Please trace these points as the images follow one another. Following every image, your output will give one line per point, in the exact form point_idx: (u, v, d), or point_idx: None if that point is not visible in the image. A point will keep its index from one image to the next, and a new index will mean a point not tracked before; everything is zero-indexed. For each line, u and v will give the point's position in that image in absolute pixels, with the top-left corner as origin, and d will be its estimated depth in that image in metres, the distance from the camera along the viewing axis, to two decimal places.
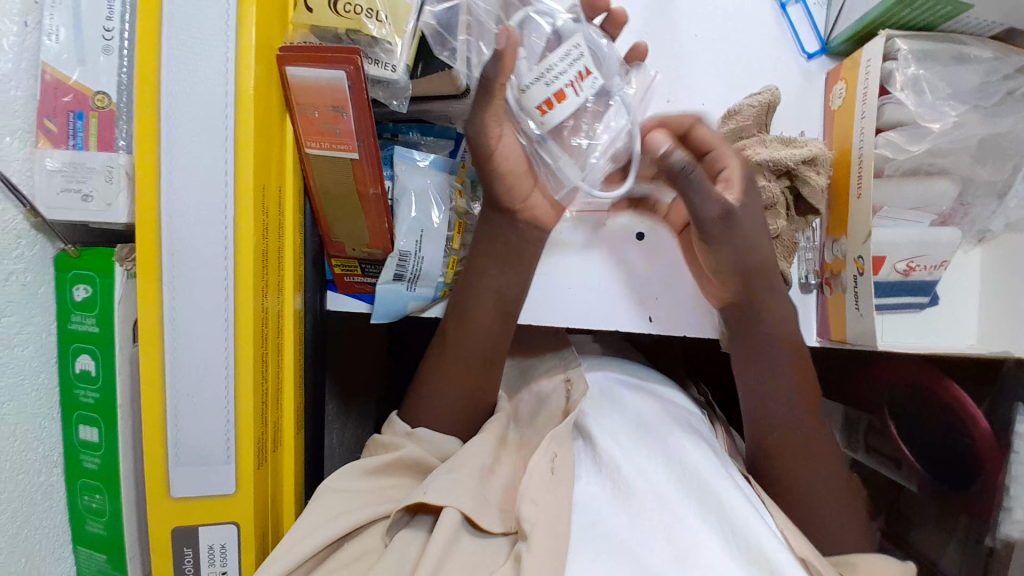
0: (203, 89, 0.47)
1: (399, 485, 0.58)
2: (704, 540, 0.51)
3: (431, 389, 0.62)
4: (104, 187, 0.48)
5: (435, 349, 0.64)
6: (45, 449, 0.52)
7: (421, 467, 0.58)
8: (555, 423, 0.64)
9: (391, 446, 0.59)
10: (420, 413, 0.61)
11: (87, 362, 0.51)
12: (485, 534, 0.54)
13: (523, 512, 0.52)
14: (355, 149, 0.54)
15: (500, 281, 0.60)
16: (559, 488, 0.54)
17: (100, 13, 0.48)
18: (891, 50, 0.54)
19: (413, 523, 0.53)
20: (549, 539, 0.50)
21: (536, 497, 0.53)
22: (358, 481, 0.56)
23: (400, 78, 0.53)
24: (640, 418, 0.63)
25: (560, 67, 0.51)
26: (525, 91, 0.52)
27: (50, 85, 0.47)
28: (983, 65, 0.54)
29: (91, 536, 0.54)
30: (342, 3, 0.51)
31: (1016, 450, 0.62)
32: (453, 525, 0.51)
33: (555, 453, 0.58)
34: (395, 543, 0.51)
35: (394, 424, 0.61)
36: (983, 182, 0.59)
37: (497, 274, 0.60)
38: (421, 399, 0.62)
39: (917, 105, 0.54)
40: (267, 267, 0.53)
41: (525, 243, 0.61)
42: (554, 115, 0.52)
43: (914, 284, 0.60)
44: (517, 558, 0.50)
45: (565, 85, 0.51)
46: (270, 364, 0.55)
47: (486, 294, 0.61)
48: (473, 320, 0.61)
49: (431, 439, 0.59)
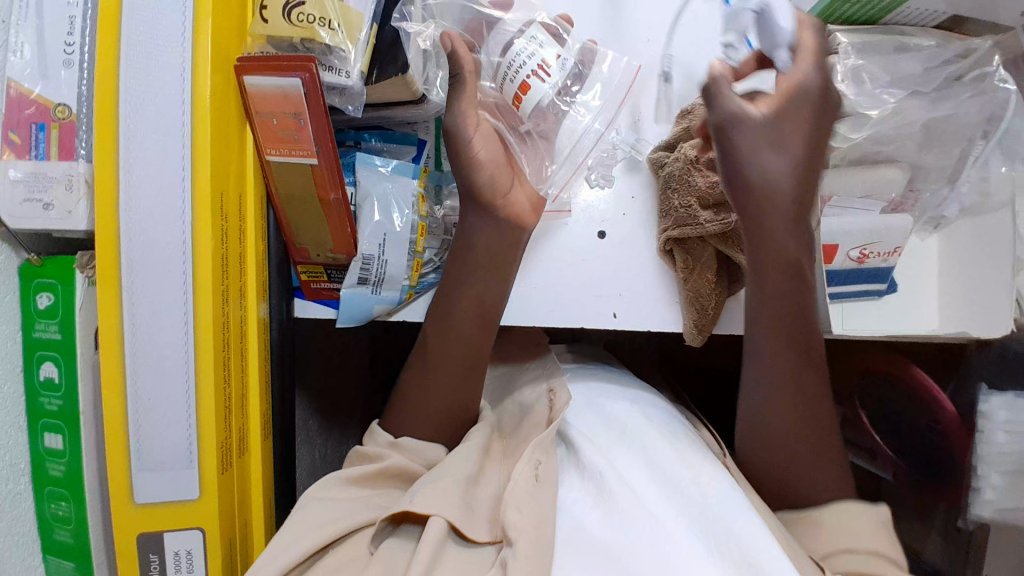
0: (160, 99, 0.49)
1: (382, 495, 0.58)
2: (684, 544, 0.48)
3: (422, 389, 0.62)
4: (63, 195, 0.50)
5: (417, 357, 0.64)
6: (12, 457, 0.52)
7: (406, 475, 0.59)
8: (539, 432, 0.62)
9: (375, 455, 0.59)
10: (404, 423, 0.62)
11: (51, 369, 0.52)
12: (471, 545, 0.53)
13: (508, 520, 0.51)
14: (313, 154, 0.56)
15: (481, 286, 0.61)
16: (543, 494, 0.54)
17: (61, 29, 0.50)
18: (833, 44, 0.57)
19: (398, 533, 0.53)
20: (533, 545, 0.49)
21: (521, 505, 0.53)
22: (342, 490, 0.57)
23: (355, 84, 0.54)
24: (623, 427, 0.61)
25: (522, 59, 0.57)
26: (503, 88, 0.59)
27: (15, 99, 0.49)
28: (924, 52, 0.57)
29: (58, 543, 0.55)
30: (295, 13, 0.52)
31: (982, 430, 0.59)
32: (440, 531, 0.51)
33: (539, 460, 0.57)
34: (382, 552, 0.51)
35: (375, 434, 0.62)
36: (931, 168, 0.60)
37: (476, 263, 0.61)
38: (407, 405, 0.63)
39: (858, 93, 0.57)
40: (227, 273, 0.53)
41: (472, 227, 0.62)
42: (525, 105, 0.58)
43: (868, 271, 0.61)
44: (501, 564, 0.49)
45: (528, 76, 0.57)
46: (233, 365, 0.55)
47: (468, 298, 0.62)
48: (458, 318, 0.62)
49: (413, 448, 0.60)
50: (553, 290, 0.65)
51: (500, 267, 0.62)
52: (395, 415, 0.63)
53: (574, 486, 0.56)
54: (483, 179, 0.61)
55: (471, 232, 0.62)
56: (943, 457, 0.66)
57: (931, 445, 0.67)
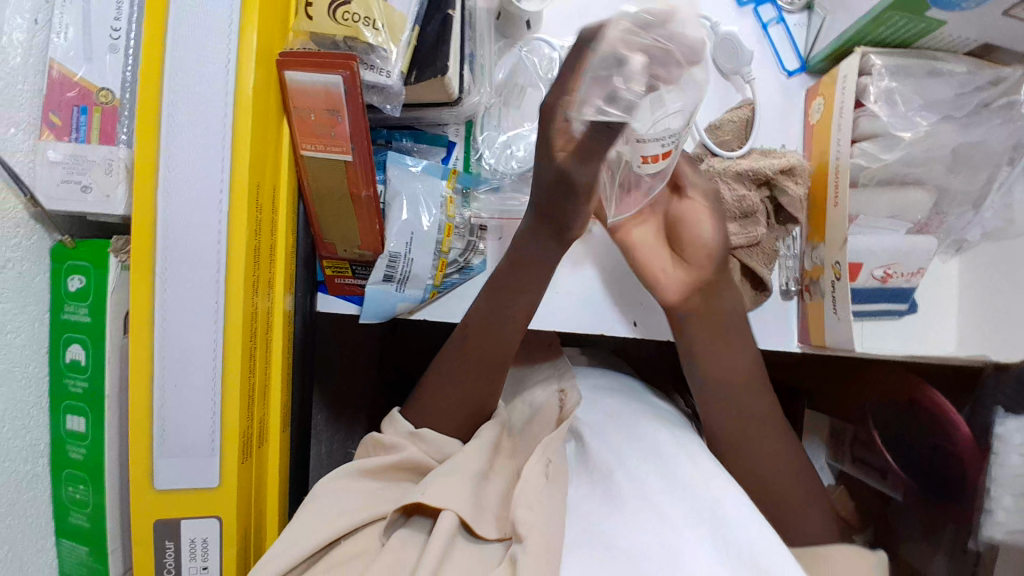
0: (204, 89, 0.49)
1: (396, 487, 0.58)
2: (697, 552, 0.48)
3: (445, 386, 0.63)
4: (102, 178, 0.50)
5: (454, 351, 0.64)
6: (33, 437, 0.53)
7: (420, 469, 0.59)
8: (548, 431, 0.65)
9: (391, 447, 0.59)
10: (423, 416, 0.63)
11: (77, 352, 0.52)
12: (479, 540, 0.53)
13: (518, 517, 0.51)
14: (348, 151, 0.56)
15: (530, 294, 0.62)
16: (552, 493, 0.54)
17: (107, 14, 0.51)
18: (867, 66, 0.58)
19: (410, 524, 0.54)
20: (542, 544, 0.49)
21: (532, 503, 0.52)
22: (357, 481, 0.57)
23: (395, 84, 0.55)
24: (634, 428, 0.62)
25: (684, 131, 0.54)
26: (643, 143, 0.52)
27: (56, 81, 0.50)
28: (956, 79, 0.57)
29: (73, 528, 0.55)
30: (339, 11, 0.52)
31: (997, 452, 0.58)
32: (451, 527, 0.51)
33: (549, 459, 0.57)
34: (393, 541, 0.51)
35: (397, 421, 0.62)
36: (957, 192, 0.61)
37: (522, 279, 0.62)
38: (424, 402, 0.63)
39: (891, 116, 0.58)
40: (258, 266, 0.54)
41: (522, 241, 0.62)
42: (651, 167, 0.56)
43: (891, 291, 0.62)
44: (512, 560, 0.49)
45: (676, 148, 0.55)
46: (258, 357, 0.55)
47: (515, 306, 0.62)
48: (500, 324, 0.62)
49: (432, 441, 0.60)
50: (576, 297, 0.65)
51: (534, 274, 0.62)
52: (415, 407, 0.64)
53: (579, 480, 0.58)
54: None
55: (523, 242, 0.62)
56: (952, 479, 0.65)
57: (938, 467, 0.67)
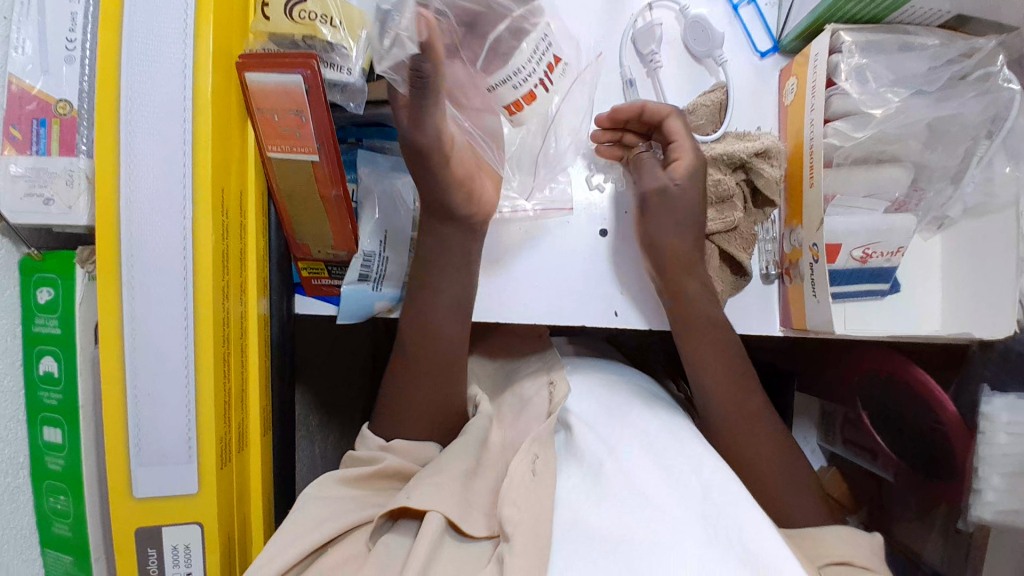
0: (160, 95, 0.49)
1: (381, 495, 0.58)
2: (685, 537, 0.48)
3: (417, 386, 0.61)
4: (63, 189, 0.50)
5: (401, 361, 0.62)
6: (12, 451, 0.53)
7: (403, 476, 0.59)
8: (539, 424, 0.62)
9: (369, 460, 0.59)
10: (391, 428, 0.61)
11: (50, 364, 0.52)
12: (469, 539, 0.53)
13: (505, 515, 0.51)
14: (315, 151, 0.55)
15: (455, 287, 0.60)
16: (542, 488, 0.53)
17: (62, 25, 0.50)
18: (836, 43, 0.56)
19: (396, 529, 0.54)
20: (523, 538, 0.49)
21: (517, 500, 0.52)
22: (340, 489, 0.57)
23: (356, 80, 0.55)
24: (621, 412, 0.61)
25: (529, 69, 0.53)
26: (494, 90, 0.54)
27: (15, 95, 0.49)
28: (929, 51, 0.56)
29: (57, 538, 0.56)
30: (297, 10, 0.52)
31: (982, 432, 0.59)
32: (437, 529, 0.51)
33: (536, 455, 0.56)
34: (380, 547, 0.51)
35: (367, 439, 0.61)
36: (936, 167, 0.60)
37: (443, 280, 0.60)
38: (394, 409, 0.61)
39: (862, 92, 0.57)
40: (228, 269, 0.53)
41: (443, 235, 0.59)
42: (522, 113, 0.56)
43: (871, 271, 0.61)
44: (499, 560, 0.49)
45: (534, 86, 0.54)
46: (233, 361, 0.55)
47: (441, 304, 0.60)
48: (434, 326, 0.61)
49: (405, 449, 0.60)
50: (556, 287, 0.65)
51: (453, 269, 0.60)
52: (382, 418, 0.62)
53: (570, 470, 0.56)
54: (488, 190, 0.59)
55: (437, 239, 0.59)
56: (942, 455, 0.65)
57: (931, 447, 0.67)
